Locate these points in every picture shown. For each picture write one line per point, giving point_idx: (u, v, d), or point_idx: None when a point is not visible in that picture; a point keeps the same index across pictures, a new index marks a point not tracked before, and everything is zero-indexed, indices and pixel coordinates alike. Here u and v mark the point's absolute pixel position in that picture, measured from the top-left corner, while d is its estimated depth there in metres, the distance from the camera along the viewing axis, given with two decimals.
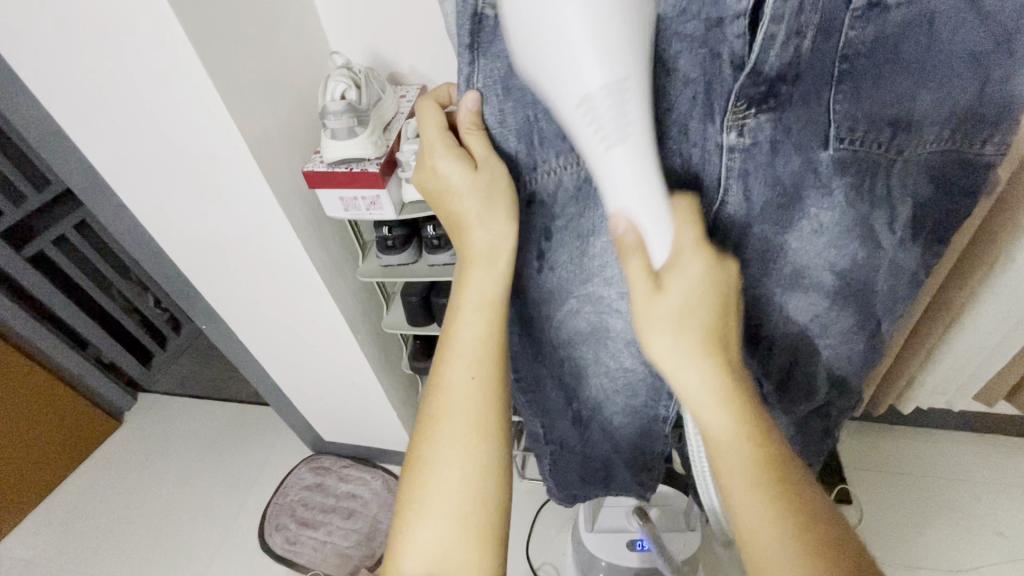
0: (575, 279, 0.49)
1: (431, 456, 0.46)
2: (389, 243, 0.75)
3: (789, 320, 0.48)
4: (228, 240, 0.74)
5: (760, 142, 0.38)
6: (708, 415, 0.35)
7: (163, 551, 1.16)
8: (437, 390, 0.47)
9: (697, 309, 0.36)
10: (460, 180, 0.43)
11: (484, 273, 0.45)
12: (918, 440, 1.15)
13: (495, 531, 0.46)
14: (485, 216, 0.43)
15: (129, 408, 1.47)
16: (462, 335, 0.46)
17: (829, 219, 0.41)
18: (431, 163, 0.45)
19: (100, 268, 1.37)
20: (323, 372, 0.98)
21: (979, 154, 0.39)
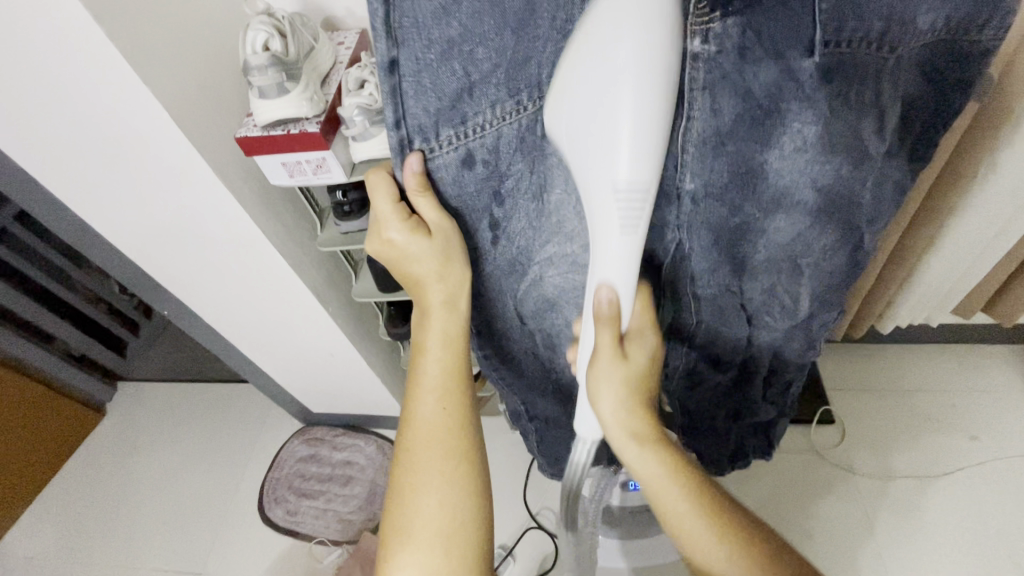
0: (532, 241, 0.46)
1: (410, 485, 0.48)
2: (346, 208, 0.70)
3: (771, 246, 0.45)
4: (172, 221, 0.69)
5: (729, 49, 0.33)
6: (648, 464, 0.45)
7: (166, 534, 1.17)
8: (409, 423, 0.49)
9: (638, 378, 0.44)
10: (415, 247, 0.44)
11: (444, 318, 0.48)
12: (899, 355, 1.15)
13: (475, 546, 0.47)
14: (441, 273, 0.46)
15: (110, 398, 1.46)
16: (429, 368, 0.49)
17: (813, 134, 0.37)
18: (386, 235, 0.47)
19: (53, 259, 1.30)
20: (301, 346, 0.96)
21: (975, 42, 0.36)
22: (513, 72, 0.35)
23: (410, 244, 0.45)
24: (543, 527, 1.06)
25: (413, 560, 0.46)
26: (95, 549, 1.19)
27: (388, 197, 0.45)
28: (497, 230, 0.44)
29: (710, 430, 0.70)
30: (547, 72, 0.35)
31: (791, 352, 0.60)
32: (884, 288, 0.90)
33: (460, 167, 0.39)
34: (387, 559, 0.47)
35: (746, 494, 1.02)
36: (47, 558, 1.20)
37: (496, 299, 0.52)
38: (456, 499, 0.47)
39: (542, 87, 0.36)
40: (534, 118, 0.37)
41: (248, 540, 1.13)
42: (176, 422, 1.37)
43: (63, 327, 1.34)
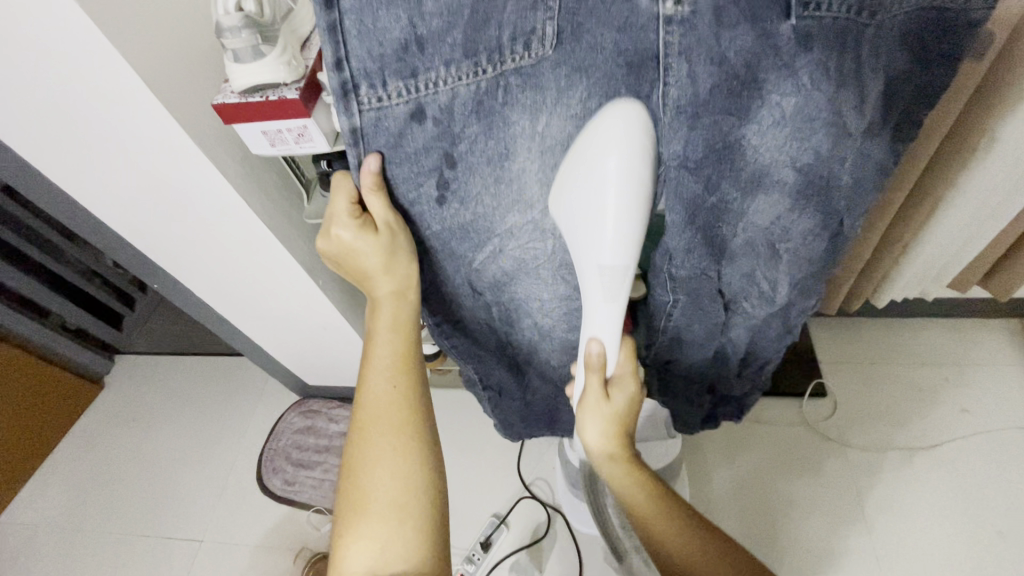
0: (491, 210, 0.43)
1: (363, 461, 0.48)
2: (332, 178, 0.68)
3: (749, 224, 0.45)
4: (154, 193, 0.67)
5: (701, 9, 0.32)
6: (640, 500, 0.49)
7: (167, 502, 1.20)
8: (361, 403, 0.49)
9: (626, 415, 0.49)
10: (364, 245, 0.45)
11: (393, 305, 0.49)
12: (893, 329, 1.15)
13: (428, 521, 0.47)
14: (389, 267, 0.46)
15: (108, 370, 1.46)
16: (381, 350, 0.50)
17: (791, 107, 0.36)
18: (335, 232, 0.46)
19: (43, 232, 1.29)
20: (293, 320, 0.95)
21: (964, 10, 0.34)
22: (472, 29, 0.33)
23: (357, 243, 0.45)
24: (536, 496, 1.07)
25: (365, 534, 0.46)
26: (98, 518, 1.21)
27: (344, 196, 0.43)
28: (447, 194, 0.42)
29: (685, 402, 0.71)
30: (508, 32, 0.33)
31: (767, 336, 0.59)
32: (881, 262, 0.89)
33: (410, 122, 0.37)
34: (342, 536, 0.48)
35: (735, 464, 1.04)
36: (52, 524, 1.22)
37: (448, 267, 0.50)
38: (407, 472, 0.48)
39: (503, 50, 0.34)
40: (494, 83, 0.35)
41: (247, 509, 1.15)
42: (174, 394, 1.38)
43: (58, 300, 1.34)
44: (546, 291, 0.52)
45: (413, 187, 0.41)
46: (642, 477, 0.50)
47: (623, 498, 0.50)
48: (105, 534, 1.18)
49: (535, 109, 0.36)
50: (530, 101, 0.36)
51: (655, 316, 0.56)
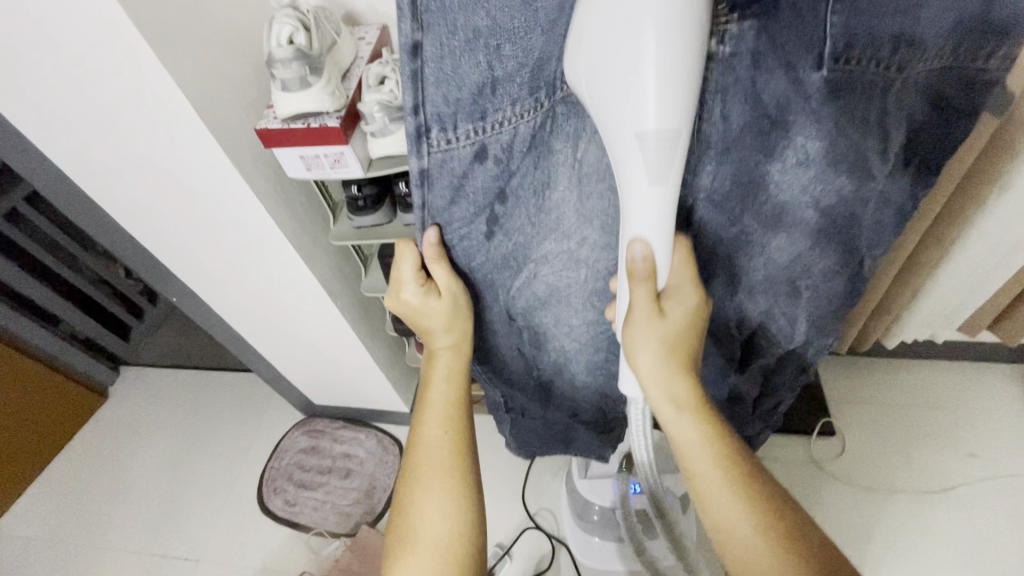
0: (530, 239, 0.45)
1: (414, 502, 0.49)
2: (360, 203, 0.70)
3: (767, 260, 0.46)
4: (188, 210, 0.69)
5: (742, 54, 0.33)
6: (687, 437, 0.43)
7: (163, 520, 1.18)
8: (413, 449, 0.51)
9: (683, 335, 0.43)
10: (426, 305, 0.50)
11: (450, 355, 0.53)
12: (901, 370, 1.16)
13: (473, 566, 0.48)
14: (450, 322, 0.51)
15: (113, 382, 1.46)
16: (435, 398, 0.52)
17: (817, 151, 0.38)
18: (397, 280, 0.50)
19: (61, 242, 1.32)
20: (306, 338, 0.96)
21: (983, 69, 0.35)
22: (537, 71, 0.35)
23: (422, 307, 0.50)
24: (541, 527, 1.06)
25: (417, 574, 0.47)
26: (93, 532, 1.19)
27: (409, 267, 0.49)
28: (495, 227, 0.43)
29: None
30: (566, 70, 0.35)
31: (783, 372, 0.60)
32: (892, 304, 0.90)
33: (473, 162, 0.38)
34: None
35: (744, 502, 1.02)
36: (45, 537, 1.20)
37: (485, 295, 0.50)
38: (459, 513, 0.49)
39: (557, 85, 0.36)
40: (547, 116, 0.38)
41: (246, 528, 1.13)
42: (177, 408, 1.37)
43: (70, 309, 1.34)
44: (575, 319, 0.53)
45: (458, 217, 0.42)
46: (707, 429, 0.43)
47: (682, 451, 0.43)
48: (99, 550, 1.16)
49: (576, 137, 0.40)
50: (573, 129, 0.39)
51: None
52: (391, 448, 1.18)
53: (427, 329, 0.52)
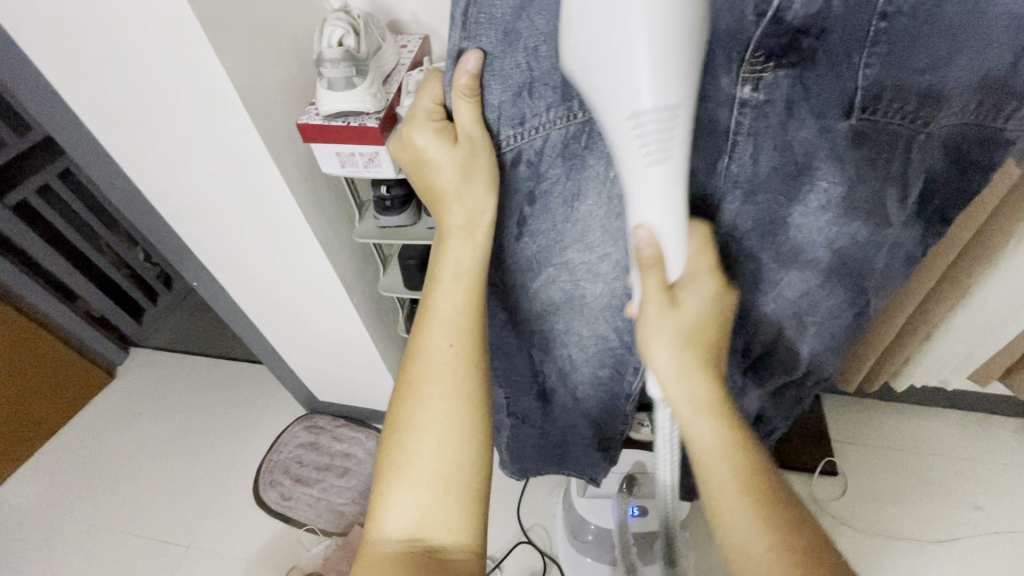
0: (552, 245, 0.47)
1: (412, 416, 0.47)
2: (387, 204, 0.72)
3: (779, 296, 0.47)
4: (220, 197, 0.72)
5: (775, 100, 0.35)
6: (699, 434, 0.40)
7: (158, 503, 1.18)
8: (416, 356, 0.48)
9: (701, 325, 0.39)
10: (438, 154, 0.43)
11: (461, 242, 0.45)
12: (907, 415, 1.15)
13: (476, 488, 0.47)
14: (464, 189, 0.43)
15: (121, 362, 1.48)
16: (442, 303, 0.47)
17: (836, 198, 0.39)
18: (409, 134, 0.44)
19: (87, 219, 1.35)
20: (318, 333, 0.97)
21: (1002, 130, 0.35)
22: (570, 79, 0.38)
23: (432, 149, 0.43)
24: (533, 543, 1.05)
25: (407, 498, 0.45)
26: (87, 509, 1.19)
27: (432, 97, 0.44)
28: (523, 227, 0.46)
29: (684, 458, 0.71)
30: None
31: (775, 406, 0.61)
32: (903, 346, 0.90)
33: (508, 163, 0.42)
34: (381, 491, 0.47)
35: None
36: (39, 509, 1.21)
37: (505, 294, 0.53)
38: (459, 442, 0.46)
39: None
40: (582, 127, 0.40)
41: (239, 518, 1.13)
42: (182, 393, 1.38)
43: (88, 287, 1.37)
44: (586, 330, 0.54)
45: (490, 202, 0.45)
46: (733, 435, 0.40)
47: (699, 461, 0.40)
48: (90, 526, 1.17)
49: (611, 157, 0.41)
50: (609, 150, 0.41)
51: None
52: None
53: (440, 193, 0.45)
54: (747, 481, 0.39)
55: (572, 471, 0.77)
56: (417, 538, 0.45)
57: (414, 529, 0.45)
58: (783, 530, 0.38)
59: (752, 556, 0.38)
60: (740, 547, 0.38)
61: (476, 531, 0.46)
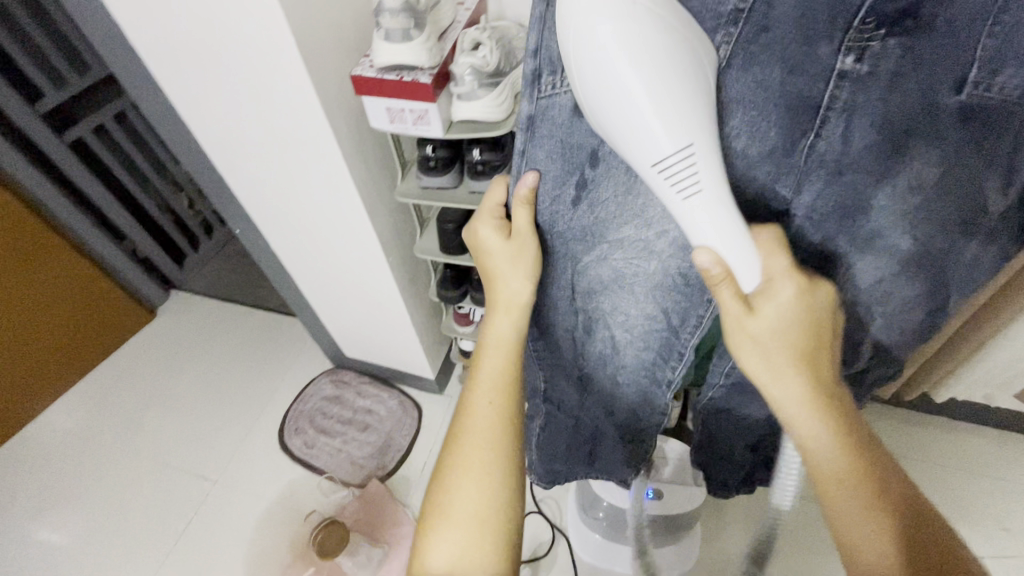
0: (610, 216, 0.45)
1: (451, 470, 0.47)
2: (431, 163, 0.71)
3: (851, 286, 0.44)
4: (268, 146, 0.73)
5: (880, 72, 0.33)
6: (810, 434, 0.39)
7: (188, 438, 1.24)
8: (461, 412, 0.49)
9: (787, 329, 0.39)
10: (496, 246, 0.50)
11: (506, 318, 0.51)
12: (939, 428, 1.11)
13: (509, 542, 0.46)
14: (515, 268, 0.49)
15: (161, 303, 1.54)
16: (486, 364, 0.50)
17: (930, 178, 0.37)
18: (476, 227, 0.52)
19: (137, 162, 1.39)
20: (352, 290, 0.99)
21: None
22: None
23: (492, 243, 0.50)
24: (544, 514, 1.07)
25: (446, 538, 0.45)
26: (124, 437, 1.26)
27: (497, 197, 0.51)
28: (583, 195, 0.45)
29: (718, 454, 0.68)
30: None
31: None
32: (946, 356, 0.87)
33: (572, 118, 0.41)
34: (424, 533, 0.47)
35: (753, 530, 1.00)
36: (81, 433, 1.29)
37: (554, 266, 0.51)
38: (494, 484, 0.46)
39: None
40: None
41: (263, 461, 1.18)
42: (216, 337, 1.44)
43: (135, 228, 1.42)
44: (632, 310, 0.52)
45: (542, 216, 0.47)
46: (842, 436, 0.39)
47: (809, 461, 0.40)
48: (126, 453, 1.24)
49: None
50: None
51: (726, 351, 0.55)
52: (410, 411, 1.21)
53: (493, 276, 0.51)
54: (853, 477, 0.38)
55: (597, 471, 0.77)
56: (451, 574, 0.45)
57: (451, 565, 0.45)
58: (902, 532, 0.37)
59: (875, 562, 0.37)
60: (851, 539, 0.38)
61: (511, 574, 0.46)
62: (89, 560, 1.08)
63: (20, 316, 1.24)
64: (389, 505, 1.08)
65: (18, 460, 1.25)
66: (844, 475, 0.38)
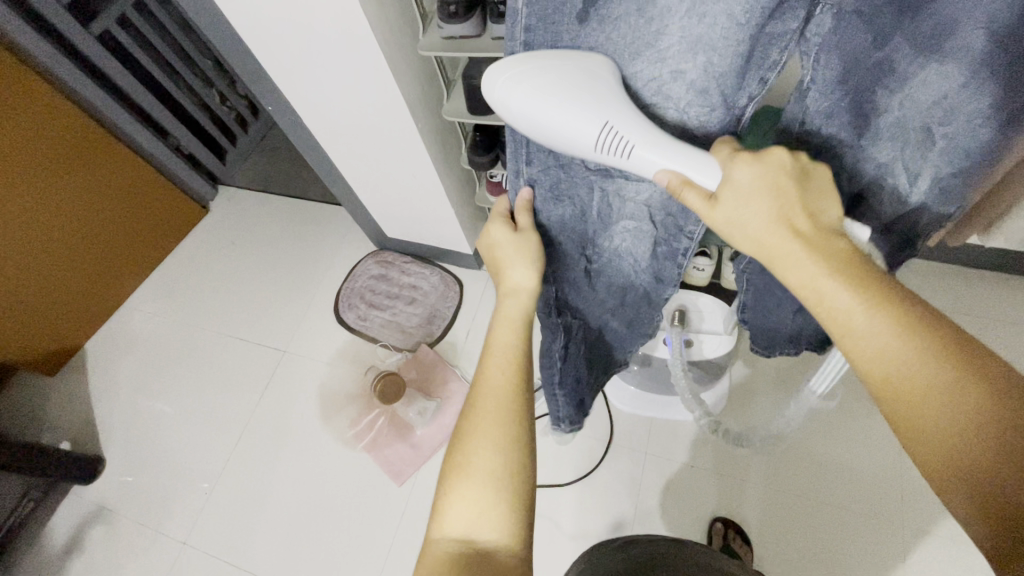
0: (623, 51, 0.43)
1: (467, 433, 0.46)
2: (452, 10, 0.69)
3: (906, 99, 0.42)
4: (287, 7, 0.70)
5: None
6: (830, 294, 0.37)
7: (254, 316, 1.37)
8: (475, 382, 0.49)
9: (759, 195, 0.40)
10: (505, 239, 0.55)
11: (514, 303, 0.53)
12: (980, 282, 1.09)
13: (524, 505, 0.44)
14: (517, 261, 0.54)
15: (211, 198, 1.62)
16: (499, 338, 0.51)
17: None
18: (488, 235, 0.57)
19: (164, 55, 1.39)
20: (386, 166, 1.00)
21: None
22: None
23: (503, 242, 0.55)
24: None
25: (467, 499, 0.43)
26: (199, 317, 1.41)
27: (500, 206, 0.57)
28: (591, 13, 0.41)
29: (764, 313, 0.67)
30: None
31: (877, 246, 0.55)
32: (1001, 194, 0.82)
33: None
34: (439, 496, 0.45)
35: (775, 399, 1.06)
36: (163, 317, 1.44)
37: None
38: (510, 443, 0.45)
39: None
40: None
41: (323, 334, 1.29)
42: (266, 226, 1.52)
43: (174, 123, 1.45)
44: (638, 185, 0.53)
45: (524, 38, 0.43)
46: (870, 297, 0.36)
47: (837, 326, 0.37)
48: (203, 330, 1.38)
49: None
50: None
51: None
52: (452, 285, 1.28)
53: (503, 271, 0.55)
54: (905, 341, 0.35)
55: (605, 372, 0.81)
56: (469, 543, 0.42)
57: (469, 530, 0.43)
58: (960, 388, 0.33)
59: (938, 431, 0.33)
60: (919, 424, 0.34)
61: (523, 550, 0.43)
62: (191, 419, 1.25)
63: (102, 217, 1.36)
64: (441, 365, 1.20)
65: (118, 342, 1.42)
66: (896, 344, 0.35)
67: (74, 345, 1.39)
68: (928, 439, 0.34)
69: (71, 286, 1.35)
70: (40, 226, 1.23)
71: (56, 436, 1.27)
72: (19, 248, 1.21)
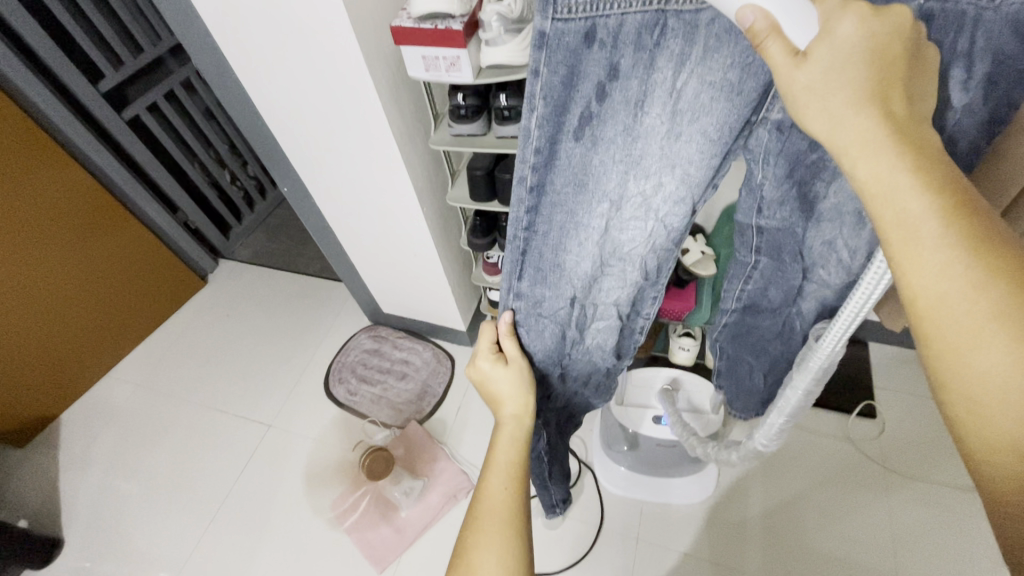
0: (603, 167, 0.43)
1: (471, 551, 0.46)
2: (462, 112, 0.79)
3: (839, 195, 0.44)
4: (315, 105, 0.80)
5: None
6: (905, 203, 0.27)
7: (243, 388, 1.36)
8: (478, 498, 0.50)
9: (851, 73, 0.28)
10: (497, 371, 0.58)
11: (513, 425, 0.56)
12: None
13: None
14: (515, 389, 0.57)
15: (210, 270, 1.66)
16: (499, 454, 0.53)
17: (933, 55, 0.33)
18: (477, 365, 0.59)
19: (186, 139, 1.50)
20: (389, 246, 1.07)
21: None
22: None
23: (494, 373, 0.58)
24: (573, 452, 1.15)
25: None
26: (185, 388, 1.39)
27: (488, 339, 0.58)
28: (586, 130, 0.40)
29: (735, 380, 0.70)
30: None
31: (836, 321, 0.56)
32: None
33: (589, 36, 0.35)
34: None
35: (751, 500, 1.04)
36: (147, 387, 1.42)
37: (557, 220, 0.47)
38: (512, 561, 0.45)
39: None
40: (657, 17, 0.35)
41: (311, 407, 1.28)
42: (265, 300, 1.55)
43: (186, 199, 1.53)
44: (617, 284, 0.53)
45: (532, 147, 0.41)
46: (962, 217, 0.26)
47: (903, 248, 0.27)
48: (188, 400, 1.36)
49: (680, 60, 0.36)
50: (679, 49, 0.36)
51: (735, 273, 0.57)
52: (444, 361, 1.30)
53: (499, 400, 0.57)
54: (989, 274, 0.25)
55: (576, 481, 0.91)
56: None
57: None
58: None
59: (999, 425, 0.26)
60: (967, 391, 0.26)
61: None
62: (164, 496, 1.20)
63: (101, 285, 1.39)
64: (430, 444, 1.18)
65: (96, 413, 1.38)
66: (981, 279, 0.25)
67: (51, 414, 1.35)
68: (974, 396, 0.26)
69: (59, 352, 1.34)
70: (43, 289, 1.26)
71: (14, 513, 1.20)
72: (16, 311, 1.22)
